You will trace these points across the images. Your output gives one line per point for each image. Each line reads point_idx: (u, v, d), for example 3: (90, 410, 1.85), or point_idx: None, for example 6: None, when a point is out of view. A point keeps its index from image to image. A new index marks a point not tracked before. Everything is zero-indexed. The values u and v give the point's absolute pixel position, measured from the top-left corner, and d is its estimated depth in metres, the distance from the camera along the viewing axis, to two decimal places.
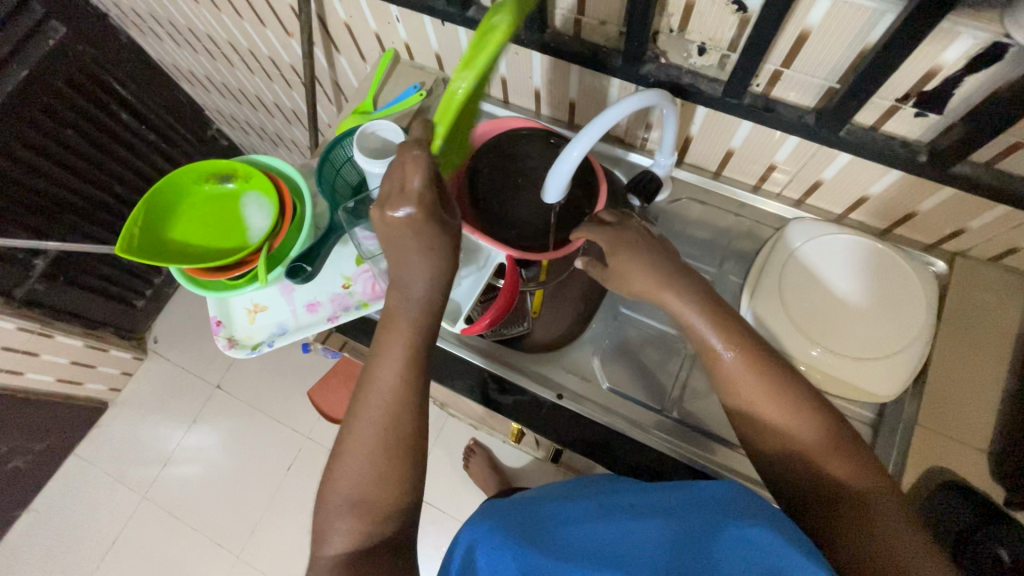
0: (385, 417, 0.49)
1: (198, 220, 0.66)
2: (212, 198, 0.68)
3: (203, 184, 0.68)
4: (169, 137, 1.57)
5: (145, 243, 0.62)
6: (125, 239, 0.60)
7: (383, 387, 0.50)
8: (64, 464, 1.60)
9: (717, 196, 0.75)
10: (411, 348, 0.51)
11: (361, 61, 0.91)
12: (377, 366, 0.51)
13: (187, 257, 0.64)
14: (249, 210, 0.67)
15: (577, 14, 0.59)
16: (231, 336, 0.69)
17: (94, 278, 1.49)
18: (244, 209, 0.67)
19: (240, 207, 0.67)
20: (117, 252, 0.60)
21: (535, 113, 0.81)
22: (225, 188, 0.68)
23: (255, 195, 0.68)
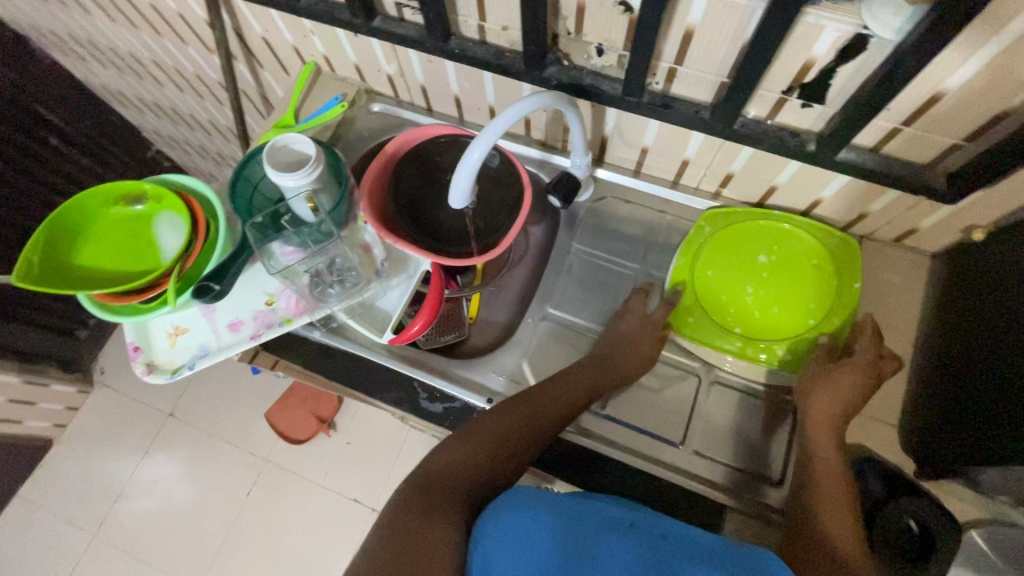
0: (532, 428, 0.60)
1: (107, 244, 0.65)
2: (121, 220, 0.66)
3: (112, 207, 0.66)
4: (104, 161, 1.52)
5: (47, 270, 0.60)
6: (22, 267, 0.58)
7: (546, 400, 0.62)
8: (7, 507, 1.53)
9: (638, 193, 0.76)
10: (593, 390, 0.64)
11: (285, 75, 0.90)
12: (556, 384, 0.64)
13: (95, 283, 0.62)
14: (160, 231, 0.66)
15: (479, 21, 0.60)
16: (150, 362, 0.67)
17: (29, 311, 1.43)
18: (155, 231, 0.66)
19: (151, 228, 0.66)
20: (14, 281, 0.58)
21: (459, 119, 0.81)
22: (136, 210, 0.67)
23: (165, 215, 0.66)
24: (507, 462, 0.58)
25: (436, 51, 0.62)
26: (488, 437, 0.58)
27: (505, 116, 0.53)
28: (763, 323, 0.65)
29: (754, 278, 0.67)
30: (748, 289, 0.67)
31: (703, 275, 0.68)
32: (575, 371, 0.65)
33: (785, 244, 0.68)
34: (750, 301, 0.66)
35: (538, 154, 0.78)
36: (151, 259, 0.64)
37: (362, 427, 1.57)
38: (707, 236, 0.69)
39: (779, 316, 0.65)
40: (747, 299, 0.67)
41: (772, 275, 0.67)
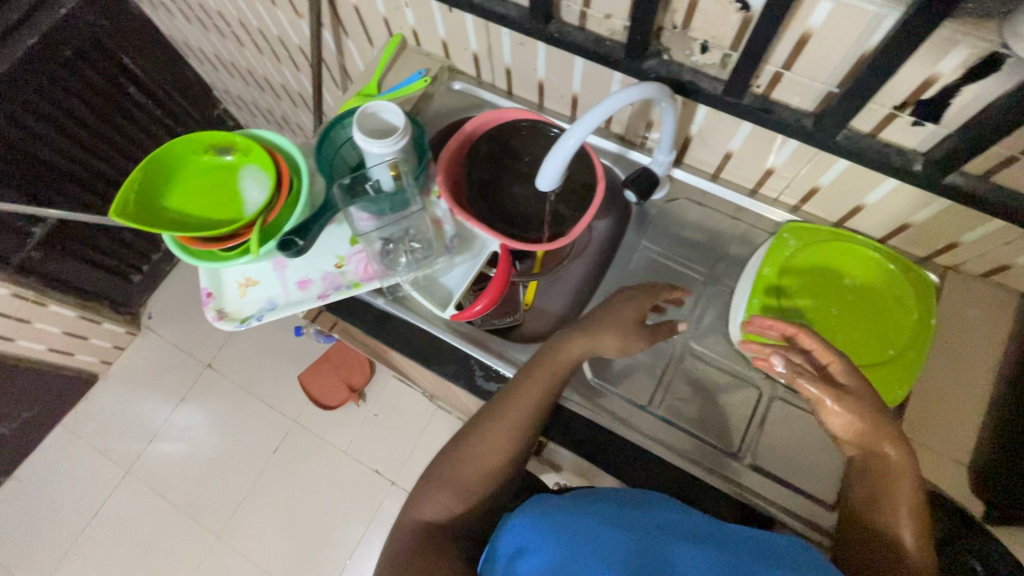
0: (505, 440, 0.59)
1: (195, 190, 0.67)
2: (210, 169, 0.69)
3: (202, 156, 0.69)
4: (175, 114, 1.57)
5: (140, 209, 0.63)
6: (119, 202, 0.61)
7: (514, 415, 0.60)
8: (50, 434, 1.60)
9: (714, 198, 0.75)
10: (548, 393, 0.61)
11: (369, 45, 0.91)
12: (514, 393, 0.61)
13: (180, 226, 0.64)
14: (246, 183, 0.68)
15: (583, 7, 0.60)
16: (220, 308, 0.69)
17: (90, 250, 1.49)
18: (241, 182, 0.68)
19: (238, 179, 0.68)
20: (110, 215, 0.60)
21: (538, 106, 0.81)
22: (224, 160, 0.69)
23: (252, 168, 0.68)
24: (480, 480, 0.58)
25: (534, 33, 0.62)
26: (463, 471, 0.59)
27: (597, 109, 0.51)
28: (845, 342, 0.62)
29: (838, 300, 0.64)
30: (832, 309, 0.63)
31: (790, 289, 0.65)
32: (528, 375, 0.62)
33: (859, 258, 0.65)
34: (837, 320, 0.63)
35: (615, 148, 0.77)
36: (235, 208, 0.66)
37: (390, 401, 1.59)
38: (796, 251, 0.66)
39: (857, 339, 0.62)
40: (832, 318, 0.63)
41: (858, 297, 0.64)
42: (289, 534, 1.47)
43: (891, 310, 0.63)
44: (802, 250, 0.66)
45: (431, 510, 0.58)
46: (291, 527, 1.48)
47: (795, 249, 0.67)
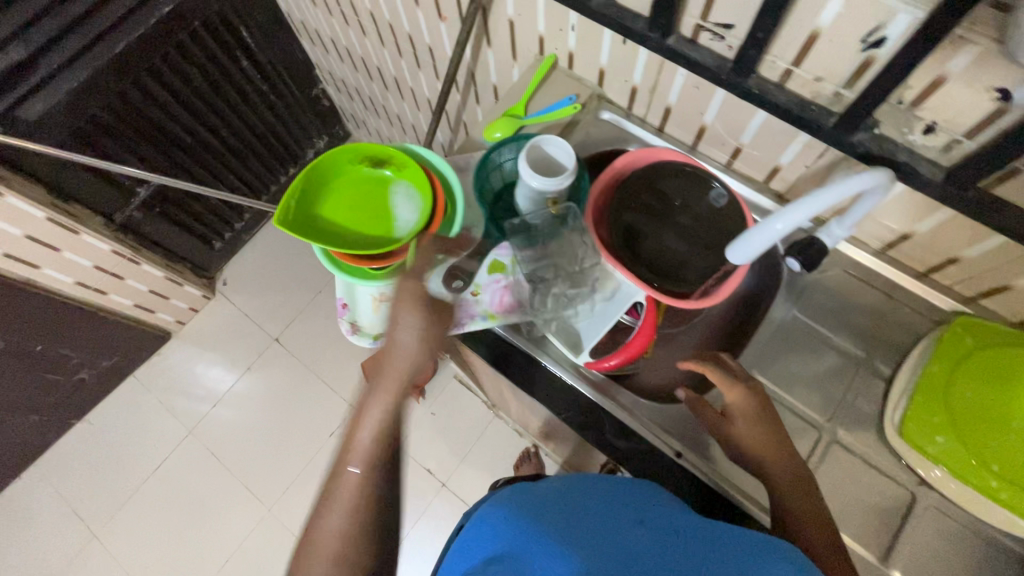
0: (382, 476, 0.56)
1: (348, 202, 0.67)
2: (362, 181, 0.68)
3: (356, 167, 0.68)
4: (278, 90, 1.59)
5: (297, 218, 0.63)
6: (282, 211, 0.61)
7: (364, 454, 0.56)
8: (122, 383, 1.66)
9: (874, 274, 0.70)
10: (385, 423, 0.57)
11: (511, 59, 0.88)
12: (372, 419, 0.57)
13: (333, 239, 0.64)
14: (397, 203, 0.67)
15: (791, 65, 0.55)
16: (354, 322, 0.68)
17: (183, 214, 1.53)
18: (392, 200, 0.67)
19: (389, 197, 0.68)
20: (275, 223, 0.60)
21: (688, 147, 0.77)
22: (376, 172, 0.68)
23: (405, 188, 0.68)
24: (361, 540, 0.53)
25: (728, 85, 0.58)
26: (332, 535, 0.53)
27: (817, 199, 0.47)
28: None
29: None
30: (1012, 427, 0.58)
31: (961, 397, 0.61)
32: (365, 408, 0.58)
33: None
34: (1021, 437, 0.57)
35: (770, 205, 0.73)
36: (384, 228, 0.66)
37: (450, 402, 1.60)
38: (977, 351, 0.61)
39: None
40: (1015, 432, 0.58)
41: None
42: None
43: None
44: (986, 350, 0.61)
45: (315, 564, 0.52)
46: None
47: (979, 348, 0.62)
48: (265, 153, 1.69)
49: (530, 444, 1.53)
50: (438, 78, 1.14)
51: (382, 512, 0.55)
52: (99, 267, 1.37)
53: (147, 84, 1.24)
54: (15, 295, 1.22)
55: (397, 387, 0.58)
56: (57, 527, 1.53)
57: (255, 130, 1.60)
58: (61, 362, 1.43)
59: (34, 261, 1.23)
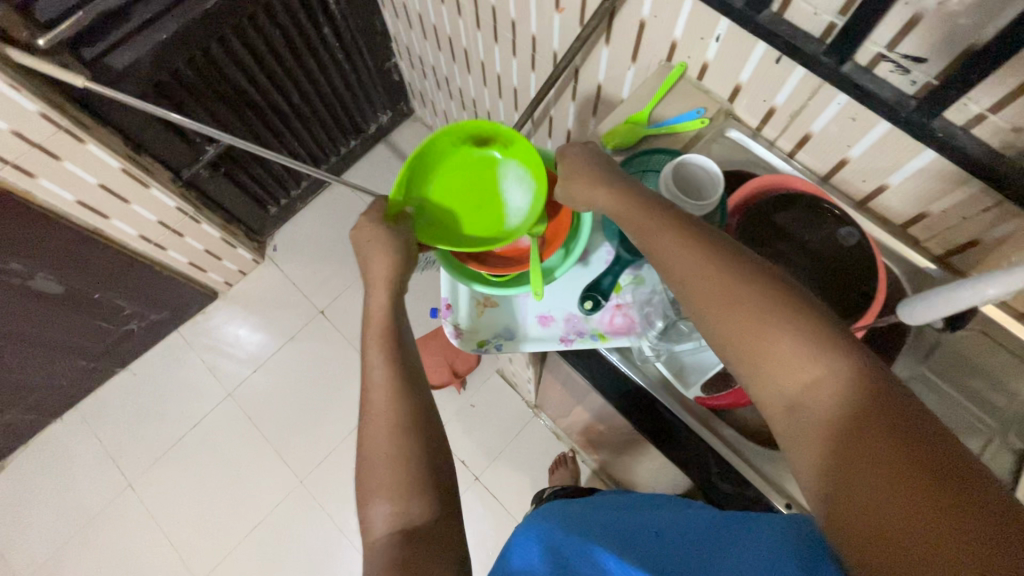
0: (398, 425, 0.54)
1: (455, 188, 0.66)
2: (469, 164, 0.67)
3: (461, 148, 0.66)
4: (352, 59, 1.55)
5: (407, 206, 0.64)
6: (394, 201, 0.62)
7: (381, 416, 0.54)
8: (166, 338, 1.67)
9: (1011, 338, 0.65)
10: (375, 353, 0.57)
11: (629, 61, 0.84)
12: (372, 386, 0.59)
13: (442, 225, 0.65)
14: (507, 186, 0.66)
15: (986, 111, 0.50)
16: (457, 325, 0.66)
17: (246, 176, 1.51)
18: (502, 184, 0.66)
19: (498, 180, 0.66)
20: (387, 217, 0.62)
21: (820, 178, 0.72)
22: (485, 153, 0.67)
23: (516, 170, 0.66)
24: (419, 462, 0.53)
25: (906, 123, 0.54)
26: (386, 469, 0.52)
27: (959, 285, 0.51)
28: None
29: None
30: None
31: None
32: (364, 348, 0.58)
33: None
34: None
35: (907, 253, 0.68)
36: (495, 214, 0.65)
37: (489, 396, 1.58)
38: None
39: None
40: None
41: None
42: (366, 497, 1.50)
43: None
44: None
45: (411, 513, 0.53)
46: None
47: None
48: (329, 122, 1.66)
49: (567, 448, 1.51)
50: (533, 69, 1.09)
51: (421, 461, 0.53)
52: (161, 223, 1.36)
53: (231, 41, 1.21)
54: (81, 242, 1.22)
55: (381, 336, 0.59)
56: (94, 472, 1.55)
57: (324, 98, 1.57)
58: (114, 311, 1.43)
59: (102, 210, 1.22)
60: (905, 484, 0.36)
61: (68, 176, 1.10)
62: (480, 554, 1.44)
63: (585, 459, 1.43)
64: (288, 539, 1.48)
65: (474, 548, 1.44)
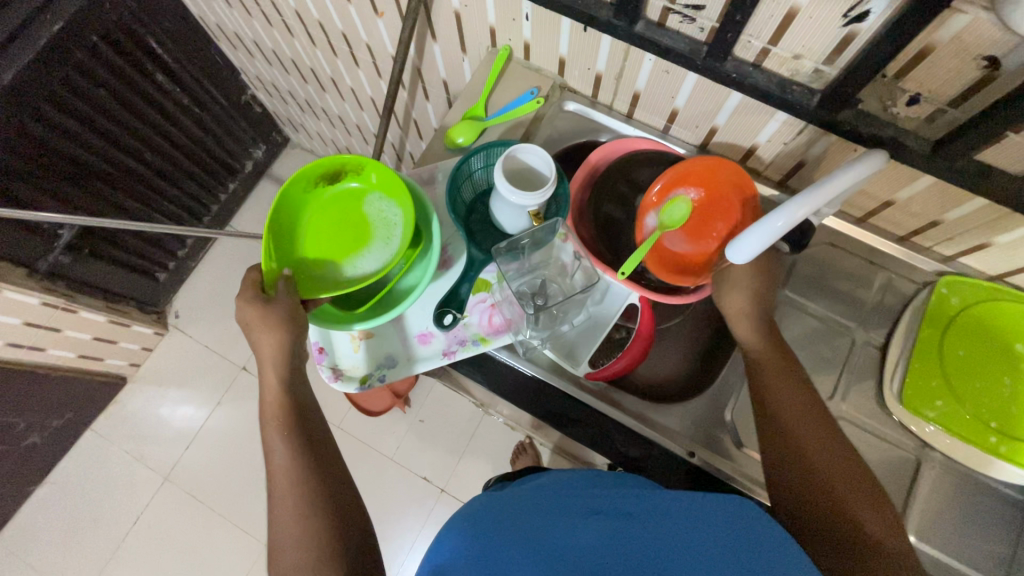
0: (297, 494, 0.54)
1: (323, 231, 0.64)
2: (328, 203, 0.65)
3: (318, 189, 0.65)
4: (202, 101, 1.45)
5: (279, 224, 0.62)
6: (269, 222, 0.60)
7: (283, 487, 0.56)
8: (80, 439, 1.54)
9: (854, 241, 0.70)
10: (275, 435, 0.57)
11: (460, 53, 0.82)
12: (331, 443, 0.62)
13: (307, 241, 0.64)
14: (381, 212, 0.65)
15: (767, 44, 0.52)
16: (335, 367, 0.63)
17: (118, 250, 1.39)
18: (372, 214, 0.65)
19: (361, 208, 0.65)
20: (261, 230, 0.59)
21: (660, 131, 0.74)
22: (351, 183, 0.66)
23: (382, 192, 0.65)
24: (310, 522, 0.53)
25: (704, 70, 0.55)
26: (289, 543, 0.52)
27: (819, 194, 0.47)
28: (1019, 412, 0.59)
29: (1012, 369, 0.61)
30: (1004, 380, 0.60)
31: (954, 356, 0.62)
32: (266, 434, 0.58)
33: None
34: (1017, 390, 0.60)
35: (750, 185, 0.71)
36: (376, 241, 0.64)
37: (436, 406, 1.56)
38: (972, 312, 0.63)
39: None
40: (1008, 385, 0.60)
41: None
42: None
43: None
44: (974, 309, 0.63)
45: (373, 541, 0.57)
46: None
47: (970, 310, 0.63)
48: (197, 171, 1.55)
49: (523, 435, 1.52)
50: (380, 76, 1.06)
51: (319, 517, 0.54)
52: (29, 323, 1.24)
53: (50, 113, 1.09)
54: None
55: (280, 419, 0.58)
56: None
57: (183, 149, 1.47)
58: (7, 430, 1.30)
59: None
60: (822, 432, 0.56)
61: None
62: None
63: (541, 441, 1.44)
64: None
65: None
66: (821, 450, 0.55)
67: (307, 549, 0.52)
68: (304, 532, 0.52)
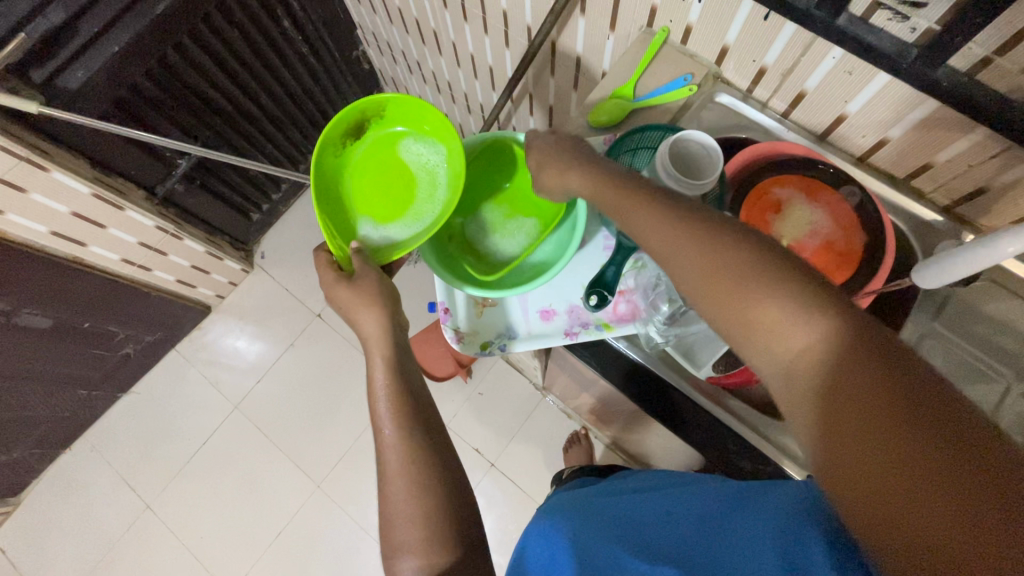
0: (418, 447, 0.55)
1: (373, 185, 0.71)
2: (364, 161, 0.71)
3: (350, 149, 0.70)
4: (318, 52, 1.48)
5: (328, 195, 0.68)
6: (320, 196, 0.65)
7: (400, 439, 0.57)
8: (165, 358, 1.65)
9: None
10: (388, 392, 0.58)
11: (607, 30, 0.79)
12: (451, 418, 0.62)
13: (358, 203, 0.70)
14: (421, 155, 0.71)
15: (992, 55, 0.48)
16: (458, 329, 0.63)
17: (223, 185, 1.46)
18: (412, 158, 0.72)
19: (399, 155, 0.72)
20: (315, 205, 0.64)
21: (817, 137, 0.70)
22: (379, 138, 0.72)
23: (414, 136, 0.71)
24: (423, 480, 0.54)
25: (907, 76, 0.51)
26: (404, 494, 0.54)
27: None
28: None
29: None
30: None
31: None
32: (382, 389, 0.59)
33: None
34: None
35: (911, 206, 0.66)
36: (429, 179, 0.71)
37: (496, 383, 1.57)
38: None
39: None
40: None
41: None
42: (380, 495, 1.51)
43: None
44: None
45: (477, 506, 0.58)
46: None
47: None
48: (302, 119, 1.60)
49: (580, 426, 1.51)
50: (507, 46, 1.05)
51: (433, 475, 0.55)
52: (143, 244, 1.32)
53: (188, 47, 1.15)
54: (65, 273, 1.19)
55: (400, 373, 0.59)
56: (111, 497, 1.55)
57: (293, 96, 1.51)
58: (107, 338, 1.41)
59: (79, 238, 1.18)
60: (898, 446, 0.32)
61: (39, 208, 1.06)
62: (502, 537, 1.46)
63: (598, 435, 1.43)
64: (311, 543, 1.50)
65: (498, 531, 1.46)
66: (914, 531, 0.31)
67: (420, 504, 0.53)
68: (419, 486, 0.54)
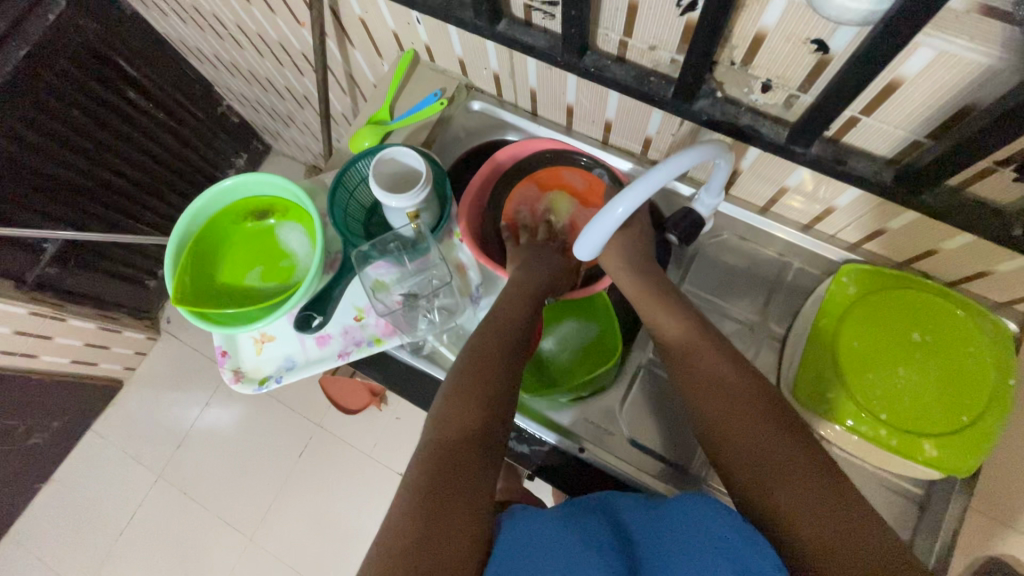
0: None
1: (242, 262, 0.67)
2: (253, 237, 0.68)
3: (239, 219, 0.68)
4: (178, 114, 1.50)
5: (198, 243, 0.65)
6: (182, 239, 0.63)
7: None
8: (81, 440, 1.63)
9: (759, 232, 0.69)
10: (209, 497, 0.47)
11: (378, 58, 0.84)
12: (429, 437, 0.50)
13: (214, 253, 0.66)
14: (293, 241, 0.68)
15: (623, 36, 0.52)
16: (237, 369, 0.66)
17: (105, 260, 1.47)
18: (285, 239, 0.68)
19: (280, 244, 0.68)
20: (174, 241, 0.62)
21: (567, 127, 0.73)
22: (267, 223, 0.69)
23: (295, 233, 0.68)
24: None
25: (566, 65, 0.55)
26: None
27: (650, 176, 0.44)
28: (912, 405, 0.56)
29: (904, 358, 0.57)
30: (899, 370, 0.57)
31: (849, 347, 0.59)
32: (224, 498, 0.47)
33: (923, 308, 0.59)
34: (909, 385, 0.56)
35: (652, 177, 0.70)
36: (297, 277, 0.66)
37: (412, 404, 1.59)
38: (864, 304, 0.60)
39: (929, 403, 0.56)
40: (898, 380, 0.57)
41: (929, 355, 0.57)
42: (313, 537, 1.51)
43: (964, 372, 0.56)
44: (860, 302, 0.60)
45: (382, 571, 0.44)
46: (323, 530, 1.51)
47: (858, 302, 0.60)
48: (180, 181, 1.61)
49: None
50: None
51: None
52: (19, 332, 1.33)
53: (24, 133, 1.16)
54: None
55: None
56: None
57: (162, 161, 1.53)
58: (7, 432, 1.39)
59: None
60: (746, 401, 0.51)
61: None
62: None
63: None
64: None
65: None
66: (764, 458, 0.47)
67: None
68: None
